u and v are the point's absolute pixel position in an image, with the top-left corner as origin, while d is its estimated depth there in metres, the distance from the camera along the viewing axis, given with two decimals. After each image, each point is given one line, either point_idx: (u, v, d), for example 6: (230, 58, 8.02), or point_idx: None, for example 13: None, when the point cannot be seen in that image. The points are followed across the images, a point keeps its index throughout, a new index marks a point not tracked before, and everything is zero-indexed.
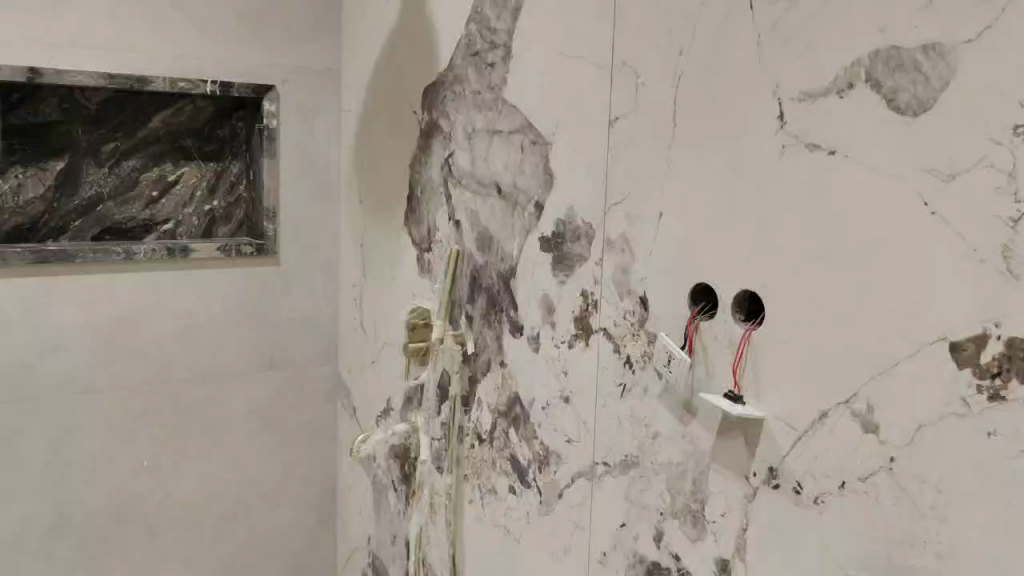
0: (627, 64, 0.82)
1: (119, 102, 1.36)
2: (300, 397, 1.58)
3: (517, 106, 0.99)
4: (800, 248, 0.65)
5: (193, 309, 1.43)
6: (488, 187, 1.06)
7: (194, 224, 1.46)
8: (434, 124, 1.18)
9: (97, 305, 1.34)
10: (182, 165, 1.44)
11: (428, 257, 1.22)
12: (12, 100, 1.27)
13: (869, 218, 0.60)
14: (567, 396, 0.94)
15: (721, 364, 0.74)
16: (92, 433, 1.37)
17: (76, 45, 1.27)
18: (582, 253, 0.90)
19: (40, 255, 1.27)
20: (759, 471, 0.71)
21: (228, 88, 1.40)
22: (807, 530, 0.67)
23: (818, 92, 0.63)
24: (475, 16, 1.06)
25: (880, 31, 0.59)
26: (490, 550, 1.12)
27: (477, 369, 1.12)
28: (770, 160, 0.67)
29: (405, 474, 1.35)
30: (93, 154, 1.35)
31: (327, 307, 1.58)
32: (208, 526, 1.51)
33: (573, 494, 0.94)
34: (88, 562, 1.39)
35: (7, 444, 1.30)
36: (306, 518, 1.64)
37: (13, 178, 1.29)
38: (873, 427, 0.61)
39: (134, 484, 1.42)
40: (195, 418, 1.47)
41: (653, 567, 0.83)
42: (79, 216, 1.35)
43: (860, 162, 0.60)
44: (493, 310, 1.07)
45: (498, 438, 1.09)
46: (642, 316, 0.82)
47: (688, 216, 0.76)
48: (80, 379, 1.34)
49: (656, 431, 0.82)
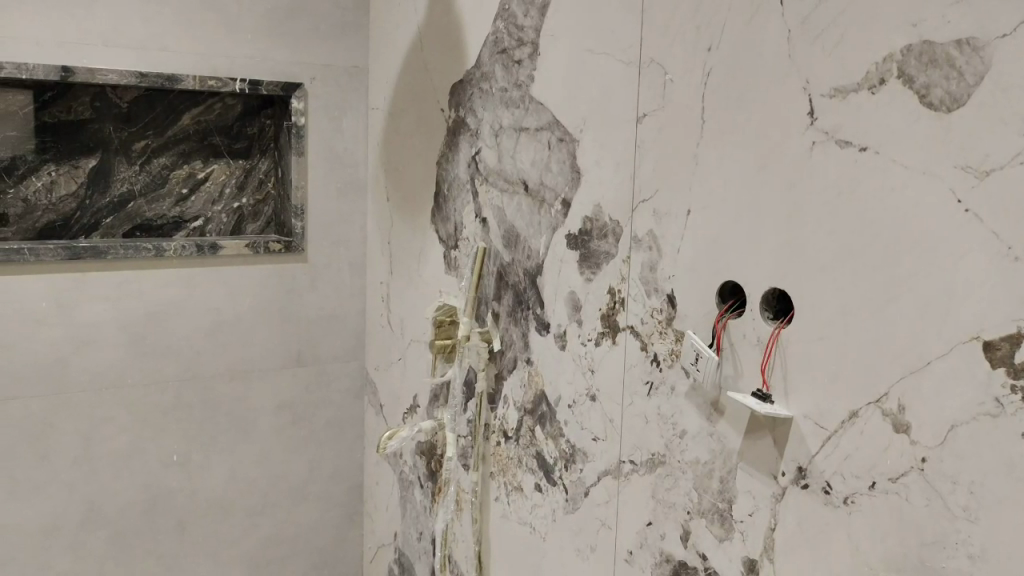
0: (654, 61, 0.82)
1: (149, 101, 1.37)
2: (326, 394, 1.59)
3: (544, 104, 0.99)
4: (829, 246, 0.65)
5: (222, 306, 1.45)
6: (515, 184, 1.06)
7: (222, 221, 1.48)
8: (461, 121, 1.18)
9: (128, 302, 1.36)
10: (211, 162, 1.45)
11: (455, 254, 1.22)
12: (45, 98, 1.28)
13: (900, 215, 0.59)
14: (594, 393, 0.94)
15: (750, 362, 0.73)
16: (122, 428, 1.38)
17: (107, 44, 1.29)
18: (608, 251, 0.90)
19: (72, 252, 1.28)
20: (787, 470, 0.70)
21: (256, 86, 1.41)
22: (835, 531, 0.66)
23: (849, 88, 0.63)
24: (503, 13, 1.06)
25: (912, 26, 0.58)
26: (516, 548, 1.12)
27: (503, 367, 1.12)
28: (799, 156, 0.67)
29: (431, 471, 1.35)
30: (124, 153, 1.36)
31: (354, 303, 1.59)
32: (236, 521, 1.52)
33: (598, 492, 0.94)
34: (119, 557, 1.41)
35: (40, 439, 1.31)
36: (332, 514, 1.65)
37: (46, 176, 1.30)
38: (904, 427, 0.60)
39: (162, 479, 1.43)
40: (223, 413, 1.48)
41: (679, 566, 0.82)
42: (110, 213, 1.37)
43: (891, 159, 0.60)
44: (519, 307, 1.07)
45: (524, 435, 1.08)
46: (670, 313, 0.82)
47: (716, 214, 0.75)
48: (110, 374, 1.36)
49: (682, 430, 0.81)
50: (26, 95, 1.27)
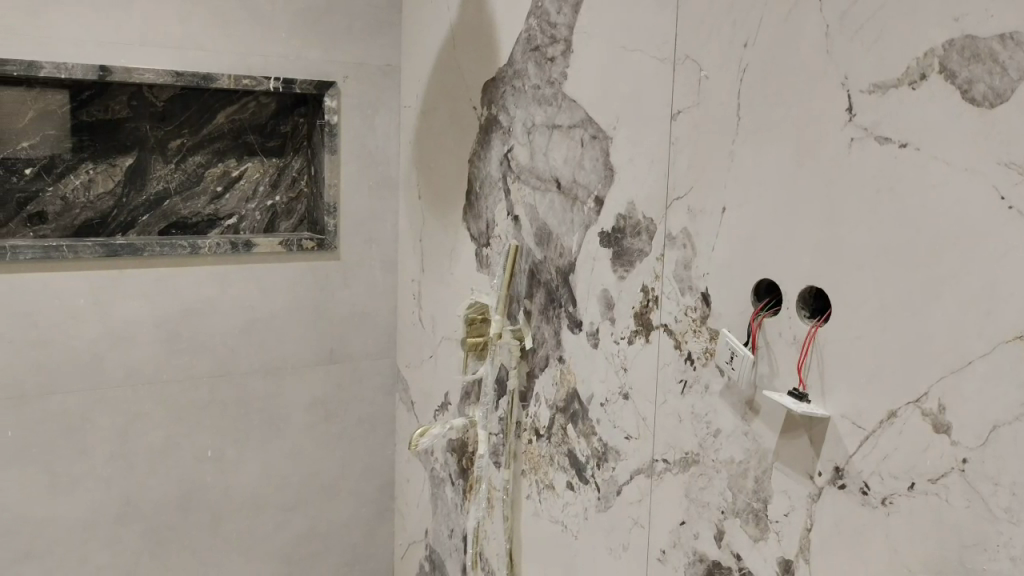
0: (690, 58, 0.81)
1: (185, 100, 1.38)
2: (358, 391, 1.60)
3: (577, 101, 0.99)
4: (867, 244, 0.64)
5: (256, 303, 1.46)
6: (548, 181, 1.06)
7: (256, 219, 1.49)
8: (494, 120, 1.18)
9: (164, 298, 1.37)
10: (245, 161, 1.46)
11: (486, 252, 1.22)
12: (83, 97, 1.30)
13: (942, 213, 0.58)
14: (626, 392, 0.94)
15: (786, 361, 0.73)
16: (159, 423, 1.40)
17: (144, 44, 1.30)
18: (642, 249, 0.90)
19: (109, 249, 1.30)
20: (823, 471, 0.69)
21: (290, 84, 1.42)
22: (872, 532, 0.65)
23: (889, 84, 0.62)
24: (536, 11, 1.06)
25: (954, 20, 0.57)
26: (548, 547, 1.11)
27: (535, 365, 1.12)
28: (837, 153, 0.66)
29: (462, 469, 1.36)
30: (160, 151, 1.38)
31: (385, 301, 1.60)
32: (269, 515, 1.54)
33: (631, 491, 0.94)
34: (155, 551, 1.42)
35: (78, 434, 1.33)
36: (364, 511, 1.66)
37: (84, 174, 1.32)
38: (944, 428, 0.60)
39: (197, 474, 1.45)
40: (257, 410, 1.49)
41: (713, 566, 0.82)
42: (146, 211, 1.38)
43: (933, 156, 0.59)
44: (551, 305, 1.07)
45: (556, 433, 1.08)
46: (704, 312, 0.82)
47: (752, 212, 0.75)
48: (146, 370, 1.37)
49: (717, 429, 0.81)
50: (64, 95, 1.28)
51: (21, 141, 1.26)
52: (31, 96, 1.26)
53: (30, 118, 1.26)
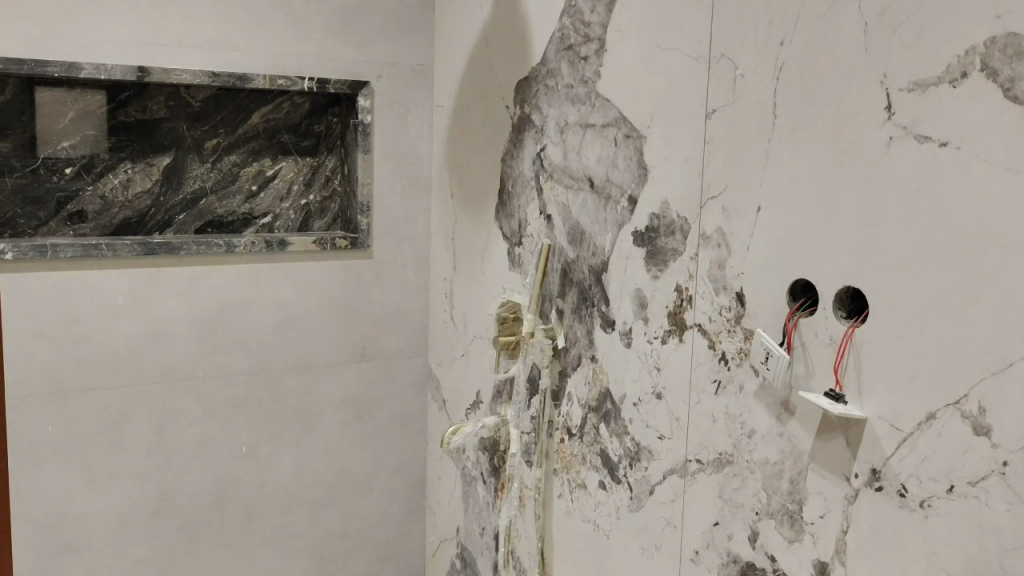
0: (725, 56, 0.81)
1: (220, 101, 1.40)
2: (391, 389, 1.61)
3: (611, 99, 0.99)
4: (905, 244, 0.63)
5: (289, 301, 1.47)
6: (581, 180, 1.05)
7: (290, 218, 1.50)
8: (526, 119, 1.18)
9: (200, 296, 1.39)
10: (280, 160, 1.47)
11: (519, 251, 1.23)
12: (122, 98, 1.32)
13: (984, 213, 0.58)
14: (660, 391, 0.94)
15: (822, 361, 0.72)
16: (194, 419, 1.41)
17: (182, 45, 1.32)
18: (676, 249, 0.90)
19: (147, 248, 1.32)
20: (860, 472, 0.69)
21: (324, 84, 1.43)
22: (910, 535, 0.65)
23: (928, 82, 0.61)
24: (569, 10, 1.06)
25: (996, 18, 0.57)
26: (580, 546, 1.11)
27: (568, 364, 1.12)
28: (875, 152, 0.66)
29: (494, 467, 1.36)
30: (197, 150, 1.40)
31: (418, 300, 1.60)
32: (302, 511, 1.55)
33: (665, 491, 0.93)
34: (189, 546, 1.44)
35: (115, 429, 1.35)
36: (397, 509, 1.66)
37: (122, 174, 1.34)
38: (984, 429, 0.59)
39: (232, 471, 1.46)
40: (291, 407, 1.50)
41: (747, 567, 0.82)
42: (183, 210, 1.40)
43: (974, 155, 0.58)
44: (584, 305, 1.07)
45: (589, 432, 1.08)
46: (739, 312, 0.81)
47: (788, 211, 0.74)
48: (183, 367, 1.39)
49: (751, 429, 0.80)
50: (103, 95, 1.31)
51: (61, 141, 1.29)
52: (71, 97, 1.28)
53: (70, 118, 1.29)
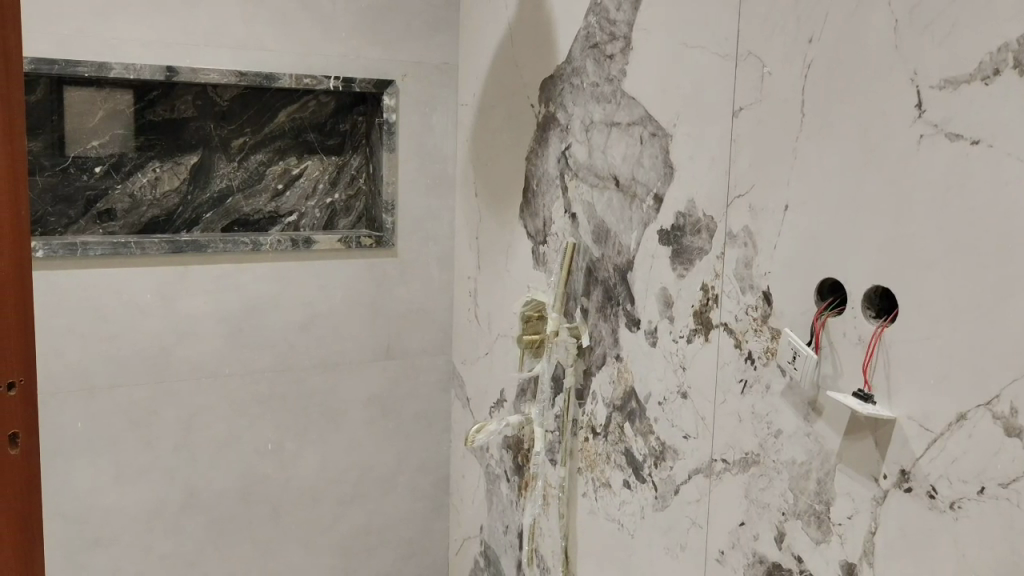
0: (753, 55, 0.80)
1: (248, 100, 1.41)
2: (415, 388, 1.61)
3: (636, 98, 0.98)
4: (935, 243, 0.63)
5: (314, 299, 1.48)
6: (607, 179, 1.05)
7: (316, 216, 1.51)
8: (551, 117, 1.18)
9: (227, 293, 1.40)
10: (306, 159, 1.48)
11: (543, 249, 1.23)
12: (150, 97, 1.33)
13: (1017, 211, 0.57)
14: (685, 391, 0.93)
15: (850, 361, 0.72)
16: (221, 416, 1.42)
17: (209, 45, 1.33)
18: (702, 247, 0.89)
19: (175, 246, 1.33)
20: (889, 473, 0.68)
21: (350, 84, 1.44)
22: (940, 536, 0.64)
23: (960, 80, 0.61)
24: (595, 8, 1.06)
25: None
26: (605, 545, 1.11)
27: (592, 363, 1.12)
28: (905, 150, 0.65)
29: (518, 466, 1.36)
30: (223, 149, 1.41)
31: (442, 299, 1.60)
32: (327, 509, 1.56)
33: (690, 490, 0.93)
34: (217, 542, 1.45)
35: (144, 425, 1.36)
36: (421, 506, 1.67)
37: (151, 172, 1.36)
38: (1016, 430, 0.58)
39: (259, 468, 1.47)
40: (316, 405, 1.51)
41: (774, 567, 0.81)
42: (210, 208, 1.41)
43: (1007, 154, 0.58)
44: (609, 303, 1.07)
45: (613, 431, 1.08)
46: (766, 311, 0.81)
47: (817, 210, 0.74)
48: (210, 364, 1.40)
49: (778, 429, 0.80)
50: (132, 94, 1.32)
51: (91, 141, 1.30)
52: (101, 97, 1.29)
53: (100, 118, 1.30)
